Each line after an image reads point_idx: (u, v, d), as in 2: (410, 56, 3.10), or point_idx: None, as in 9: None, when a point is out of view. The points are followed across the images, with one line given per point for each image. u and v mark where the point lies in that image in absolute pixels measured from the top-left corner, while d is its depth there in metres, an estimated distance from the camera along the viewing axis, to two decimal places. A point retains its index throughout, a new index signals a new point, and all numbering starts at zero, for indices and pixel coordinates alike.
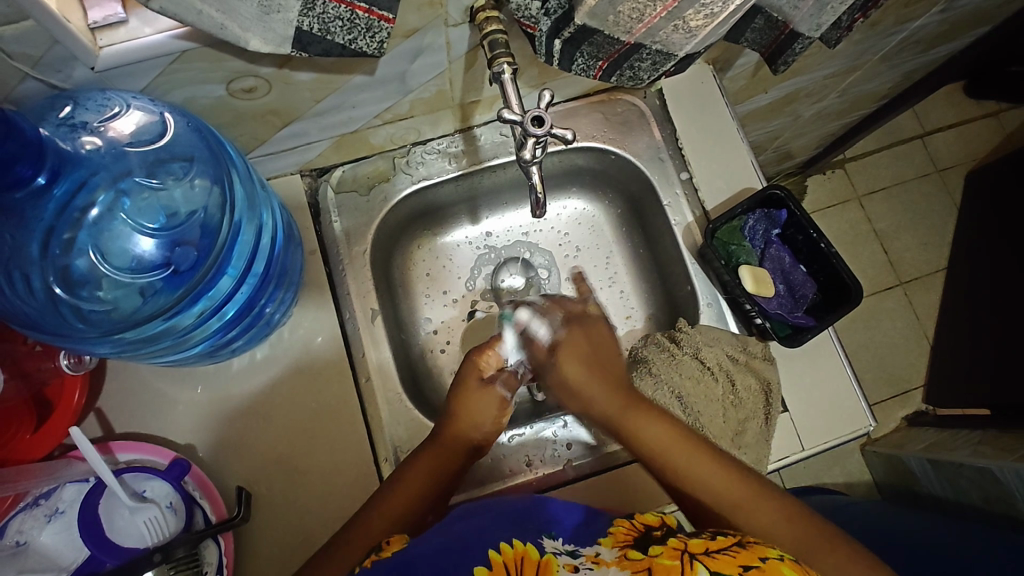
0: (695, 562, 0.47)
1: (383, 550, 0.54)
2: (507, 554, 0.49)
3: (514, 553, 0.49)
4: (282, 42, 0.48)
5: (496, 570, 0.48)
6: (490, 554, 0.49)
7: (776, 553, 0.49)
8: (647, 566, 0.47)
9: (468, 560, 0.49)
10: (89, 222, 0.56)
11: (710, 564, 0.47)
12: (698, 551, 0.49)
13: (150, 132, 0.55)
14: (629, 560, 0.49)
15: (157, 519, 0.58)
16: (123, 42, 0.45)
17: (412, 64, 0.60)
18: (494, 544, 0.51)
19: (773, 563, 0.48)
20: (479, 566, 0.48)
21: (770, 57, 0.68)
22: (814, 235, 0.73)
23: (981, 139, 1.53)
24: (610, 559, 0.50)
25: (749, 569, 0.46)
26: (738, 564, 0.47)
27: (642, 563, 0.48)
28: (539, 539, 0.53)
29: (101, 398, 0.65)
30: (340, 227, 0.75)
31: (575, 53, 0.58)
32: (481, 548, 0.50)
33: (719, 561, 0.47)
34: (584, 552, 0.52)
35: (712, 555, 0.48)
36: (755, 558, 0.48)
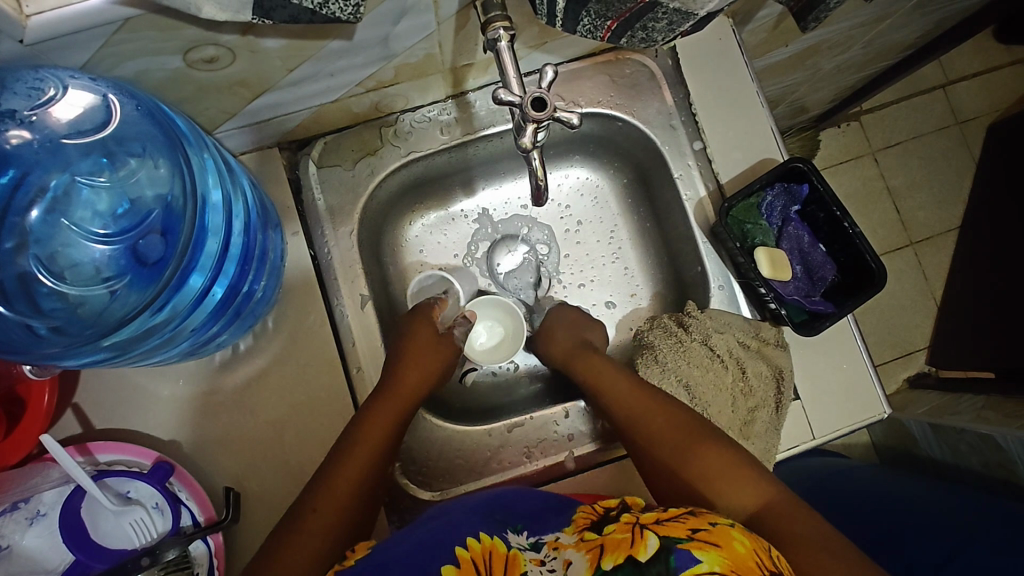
0: (645, 531, 0.45)
1: (348, 558, 0.51)
2: (474, 550, 0.47)
3: (481, 548, 0.47)
4: (240, 8, 0.41)
5: (464, 568, 0.45)
6: (456, 551, 0.47)
7: (727, 521, 0.47)
8: (600, 544, 0.45)
9: (433, 560, 0.46)
10: (35, 225, 0.51)
11: (659, 531, 0.45)
12: (649, 521, 0.47)
13: (93, 121, 0.49)
14: (585, 540, 0.47)
15: (144, 521, 0.57)
16: (53, 10, 0.38)
17: (396, 26, 0.53)
18: (461, 540, 0.48)
19: (721, 527, 0.46)
20: (444, 565, 0.45)
21: (799, 12, 0.61)
22: (836, 212, 0.67)
23: (1007, 89, 1.44)
24: (568, 544, 0.48)
25: (698, 532, 0.45)
26: (686, 529, 0.45)
27: (596, 542, 0.46)
28: (504, 532, 0.50)
29: (77, 394, 0.62)
30: (323, 204, 0.69)
31: (580, 11, 0.52)
32: (450, 544, 0.48)
33: (667, 528, 0.45)
34: (547, 540, 0.50)
35: (663, 523, 0.46)
36: (704, 523, 0.46)
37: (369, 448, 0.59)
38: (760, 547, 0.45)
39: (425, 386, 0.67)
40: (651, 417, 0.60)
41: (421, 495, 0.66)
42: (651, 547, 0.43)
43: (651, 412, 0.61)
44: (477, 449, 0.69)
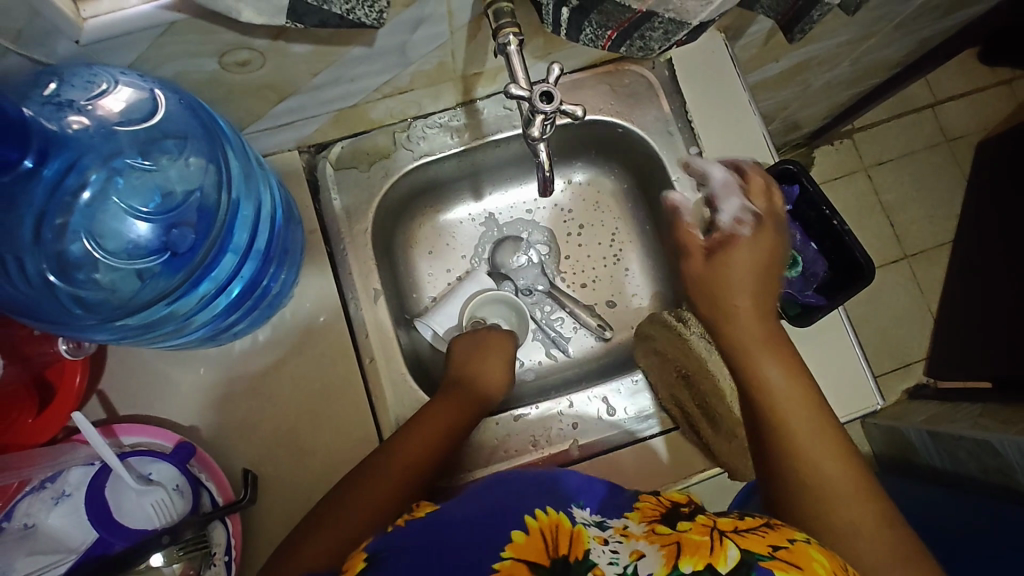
0: (725, 539, 0.46)
1: (415, 511, 0.54)
2: (542, 521, 0.48)
3: (549, 520, 0.48)
4: (276, 12, 0.45)
5: (532, 535, 0.47)
6: (525, 519, 0.48)
7: (803, 536, 0.48)
8: (676, 542, 0.46)
9: (504, 525, 0.48)
10: (81, 205, 0.54)
11: (738, 541, 0.46)
12: (728, 529, 0.48)
13: (141, 111, 0.53)
14: (657, 534, 0.48)
15: (164, 501, 0.59)
16: (108, 13, 0.43)
17: (413, 34, 0.57)
18: (529, 510, 0.50)
19: (799, 544, 0.47)
20: (516, 530, 0.47)
21: (787, 24, 0.65)
22: (826, 212, 0.72)
23: (993, 107, 1.49)
24: (638, 533, 0.49)
25: (778, 549, 0.45)
26: (767, 545, 0.46)
27: (671, 536, 0.47)
28: (569, 508, 0.51)
29: (103, 380, 0.64)
30: (340, 205, 0.73)
31: (583, 21, 0.56)
32: (519, 513, 0.49)
33: (748, 540, 0.46)
34: (612, 524, 0.50)
35: (741, 534, 0.47)
36: (783, 539, 0.47)
37: (405, 463, 0.61)
38: (835, 565, 0.45)
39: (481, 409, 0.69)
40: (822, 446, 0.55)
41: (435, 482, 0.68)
42: (731, 559, 0.44)
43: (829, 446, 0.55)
44: (484, 438, 0.71)
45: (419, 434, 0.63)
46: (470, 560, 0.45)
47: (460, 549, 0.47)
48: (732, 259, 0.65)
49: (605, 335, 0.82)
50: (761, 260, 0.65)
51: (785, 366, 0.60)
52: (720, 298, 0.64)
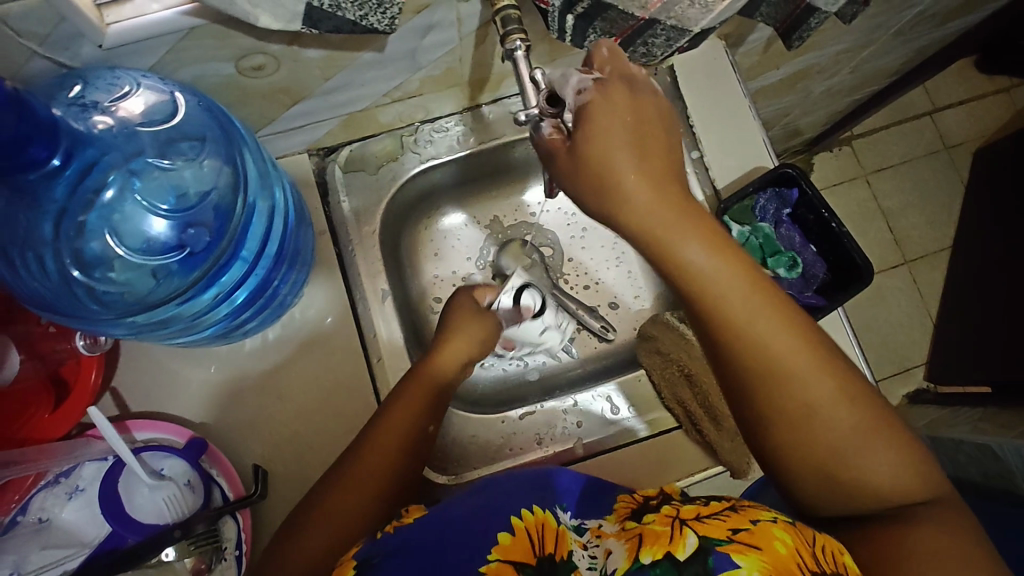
0: (684, 527, 0.45)
1: (404, 518, 0.53)
2: (528, 520, 0.50)
3: (534, 520, 0.50)
4: (292, 18, 0.47)
5: (519, 535, 0.48)
6: (512, 520, 0.50)
7: (770, 516, 0.46)
8: (639, 534, 0.47)
9: (492, 526, 0.49)
10: (101, 203, 0.55)
11: (699, 528, 0.45)
12: (689, 516, 0.47)
13: (162, 112, 0.54)
14: (626, 530, 0.49)
15: (175, 496, 0.60)
16: (130, 18, 0.45)
17: (423, 40, 0.59)
18: (516, 510, 0.51)
19: (763, 525, 0.45)
20: (501, 531, 0.49)
21: (785, 32, 0.67)
22: (825, 215, 0.74)
23: (992, 115, 1.51)
24: (611, 532, 0.50)
25: (739, 532, 0.44)
26: (727, 528, 0.44)
27: (635, 531, 0.48)
28: (555, 509, 0.53)
29: (116, 378, 0.65)
30: (349, 207, 0.75)
31: (587, 28, 0.58)
32: (505, 513, 0.51)
33: (708, 526, 0.45)
34: (589, 526, 0.53)
35: (704, 519, 0.46)
36: (745, 522, 0.45)
37: (381, 452, 0.58)
38: (804, 545, 0.43)
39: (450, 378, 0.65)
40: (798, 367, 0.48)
41: (437, 480, 0.69)
42: (690, 546, 0.43)
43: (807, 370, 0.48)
44: (490, 436, 0.72)
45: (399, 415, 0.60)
46: (464, 561, 0.47)
47: (456, 549, 0.48)
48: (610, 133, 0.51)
49: (607, 337, 0.83)
50: (652, 134, 0.53)
51: (750, 282, 0.50)
52: (612, 181, 0.51)
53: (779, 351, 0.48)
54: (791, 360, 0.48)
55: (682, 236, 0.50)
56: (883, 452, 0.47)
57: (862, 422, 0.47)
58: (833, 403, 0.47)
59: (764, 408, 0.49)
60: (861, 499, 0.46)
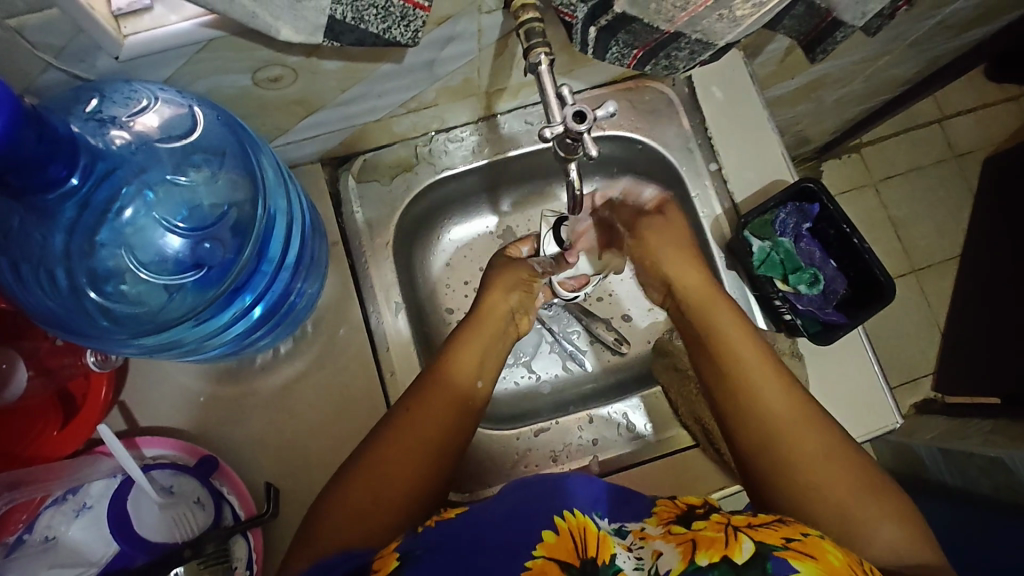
0: (740, 534, 0.45)
1: (444, 512, 0.53)
2: (569, 521, 0.48)
3: (577, 522, 0.48)
4: (314, 30, 0.46)
5: (562, 536, 0.46)
6: (555, 519, 0.48)
7: (816, 531, 0.47)
8: (692, 538, 0.46)
9: (534, 524, 0.47)
10: (114, 218, 0.53)
11: (754, 535, 0.45)
12: (742, 523, 0.47)
13: (181, 127, 0.53)
14: (673, 534, 0.48)
15: (184, 514, 0.59)
16: (149, 30, 0.43)
17: (442, 51, 0.58)
18: (555, 510, 0.49)
19: (814, 539, 0.45)
20: (545, 530, 0.47)
21: (808, 44, 0.66)
22: (847, 230, 0.72)
23: (1001, 124, 1.50)
24: (655, 535, 0.49)
25: (791, 541, 0.44)
26: (780, 537, 0.45)
27: (685, 535, 0.47)
28: (591, 513, 0.50)
29: (124, 392, 0.64)
30: (362, 217, 0.73)
31: (610, 40, 0.56)
32: (545, 514, 0.49)
33: (762, 533, 0.45)
34: (631, 528, 0.50)
35: (756, 528, 0.46)
36: (796, 532, 0.46)
37: (410, 452, 0.56)
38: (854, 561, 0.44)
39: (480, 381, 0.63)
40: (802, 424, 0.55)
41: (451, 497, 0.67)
42: (747, 551, 0.43)
43: (811, 426, 0.55)
44: (505, 452, 0.71)
45: (433, 408, 0.58)
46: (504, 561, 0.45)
47: (491, 552, 0.46)
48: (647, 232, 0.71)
49: (621, 350, 0.82)
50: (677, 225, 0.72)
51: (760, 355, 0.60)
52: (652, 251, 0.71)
53: (785, 417, 0.55)
54: (796, 424, 0.55)
55: (704, 317, 0.64)
56: (880, 510, 0.51)
57: (861, 480, 0.52)
58: (834, 464, 0.53)
59: (775, 459, 0.54)
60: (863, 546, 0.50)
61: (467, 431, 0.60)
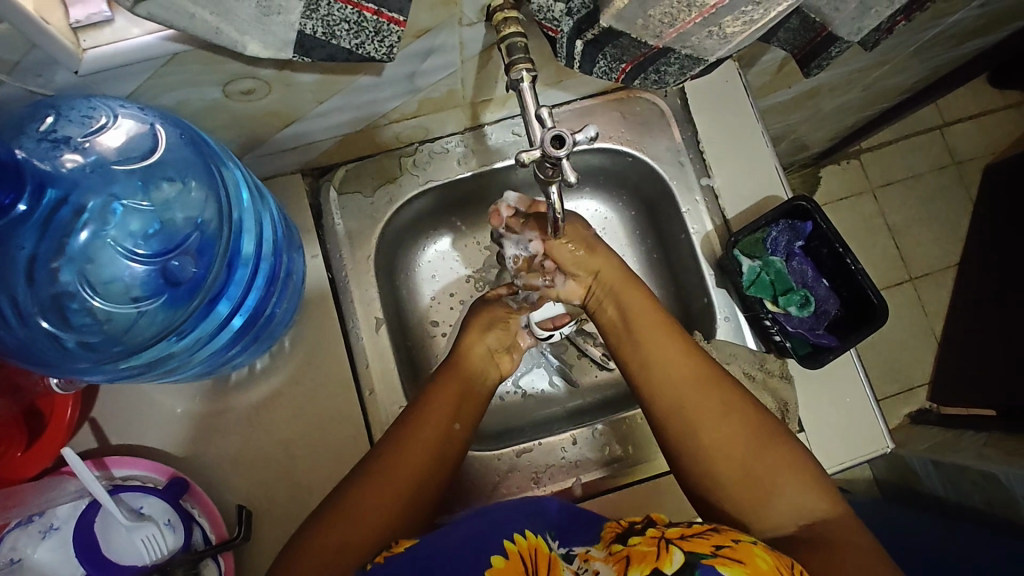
0: (671, 546, 0.45)
1: (395, 546, 0.51)
2: (521, 544, 0.48)
3: (528, 544, 0.48)
4: (283, 46, 0.44)
5: (511, 562, 0.46)
6: (505, 544, 0.48)
7: (750, 538, 0.47)
8: (626, 555, 0.45)
9: (484, 550, 0.48)
10: (73, 246, 0.52)
11: (685, 546, 0.45)
12: (675, 535, 0.47)
13: (140, 148, 0.52)
14: (613, 553, 0.47)
15: (155, 537, 0.57)
16: (108, 44, 0.41)
17: (422, 64, 0.56)
18: (508, 534, 0.49)
19: (745, 544, 0.46)
20: (495, 555, 0.47)
21: (803, 59, 0.64)
22: (839, 249, 0.71)
23: (1002, 131, 1.48)
24: (598, 556, 0.48)
25: (721, 548, 0.45)
26: (710, 545, 0.45)
27: (621, 552, 0.46)
28: (545, 534, 0.50)
29: (95, 409, 0.63)
30: (343, 229, 0.71)
31: (597, 55, 0.54)
32: (497, 539, 0.49)
33: (693, 543, 0.45)
34: (578, 551, 0.49)
35: (688, 538, 0.46)
36: (727, 539, 0.46)
37: (409, 464, 0.57)
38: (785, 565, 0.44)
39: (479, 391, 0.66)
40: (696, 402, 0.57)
41: None
42: (677, 561, 0.43)
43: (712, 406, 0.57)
44: (487, 472, 0.70)
45: (434, 417, 0.60)
46: None
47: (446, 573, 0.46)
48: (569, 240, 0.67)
49: (608, 366, 0.80)
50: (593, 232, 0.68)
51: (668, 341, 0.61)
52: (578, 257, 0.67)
53: (693, 392, 0.58)
54: (707, 399, 0.57)
55: (632, 303, 0.64)
56: (787, 472, 0.54)
57: (758, 449, 0.55)
58: (733, 437, 0.55)
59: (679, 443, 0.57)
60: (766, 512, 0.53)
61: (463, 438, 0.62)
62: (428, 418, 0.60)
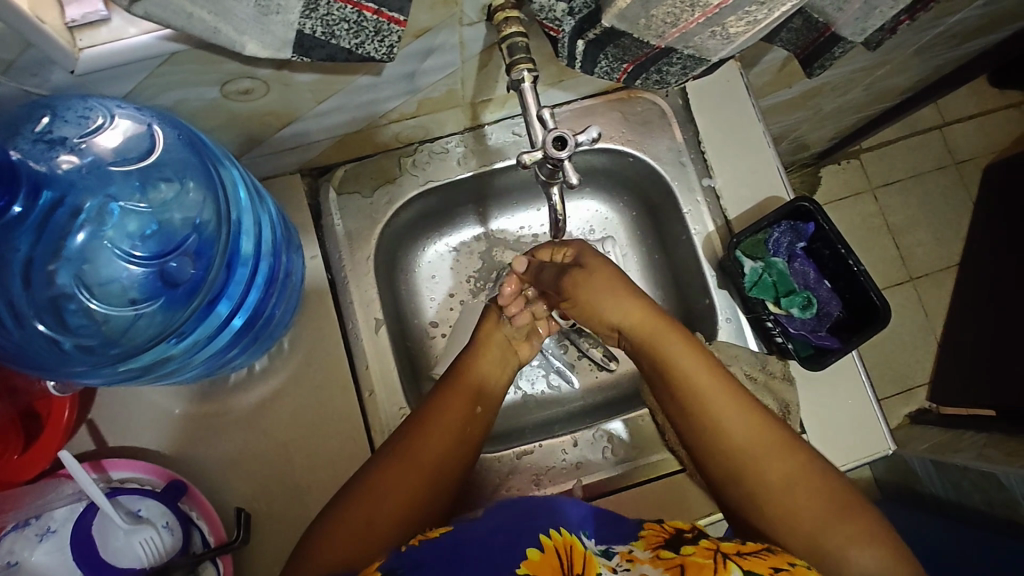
0: (728, 561, 0.44)
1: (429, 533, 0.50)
2: (556, 540, 0.46)
3: (563, 540, 0.46)
4: (281, 46, 0.43)
5: (547, 553, 0.44)
6: (540, 538, 0.46)
7: (806, 562, 0.47)
8: (681, 563, 0.44)
9: (519, 541, 0.46)
10: (70, 248, 0.52)
11: (742, 564, 0.44)
12: (730, 551, 0.46)
13: (138, 149, 0.52)
14: (662, 558, 0.46)
15: (153, 539, 0.56)
16: (105, 43, 0.41)
17: (422, 63, 0.55)
18: (544, 529, 0.47)
19: (801, 568, 0.46)
20: (531, 548, 0.44)
21: (805, 59, 0.63)
22: (842, 250, 0.70)
23: (1003, 131, 1.48)
24: (644, 557, 0.47)
25: (779, 571, 0.44)
26: (768, 566, 0.45)
27: (674, 560, 0.45)
28: (579, 534, 0.49)
29: (93, 410, 0.62)
30: (342, 229, 0.71)
31: (598, 55, 0.54)
32: (533, 531, 0.47)
33: (751, 562, 0.45)
34: (618, 550, 0.48)
35: (744, 555, 0.46)
36: (784, 562, 0.46)
37: (417, 466, 0.56)
38: None
39: (490, 403, 0.65)
40: (768, 461, 0.53)
41: None
42: None
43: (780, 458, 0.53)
44: (487, 474, 0.69)
45: (444, 418, 0.59)
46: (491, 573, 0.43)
47: (478, 562, 0.44)
48: (595, 270, 0.64)
49: (610, 367, 0.80)
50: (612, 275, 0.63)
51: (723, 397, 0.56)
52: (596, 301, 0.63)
53: (760, 453, 0.54)
54: (764, 453, 0.53)
55: (663, 347, 0.59)
56: (859, 522, 0.50)
57: (831, 497, 0.52)
58: (812, 494, 0.52)
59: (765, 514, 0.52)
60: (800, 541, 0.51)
61: (474, 440, 0.61)
62: (436, 419, 0.59)
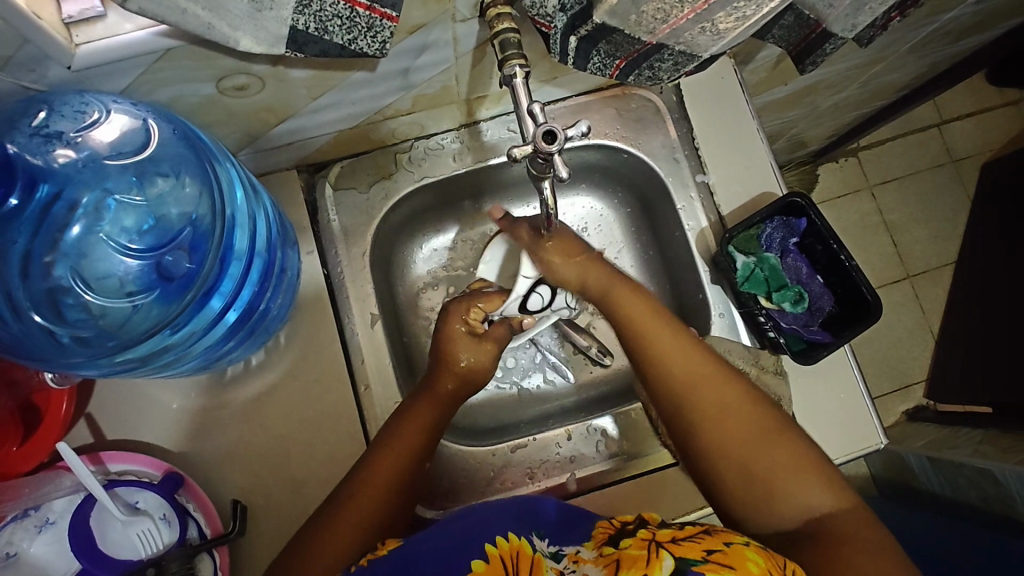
0: (661, 550, 0.44)
1: (379, 550, 0.50)
2: (502, 548, 0.47)
3: (509, 548, 0.47)
4: (275, 41, 0.44)
5: (491, 566, 0.45)
6: (485, 548, 0.47)
7: (743, 539, 0.47)
8: (616, 559, 0.44)
9: (464, 556, 0.47)
10: (67, 241, 0.53)
11: (675, 551, 0.44)
12: (665, 539, 0.46)
13: (133, 143, 0.52)
14: (603, 556, 0.46)
15: (150, 532, 0.57)
16: (101, 39, 0.41)
17: (416, 60, 0.56)
18: (490, 538, 0.48)
19: (738, 547, 0.45)
20: (476, 560, 0.46)
21: (798, 55, 0.64)
22: (834, 246, 0.71)
23: (1000, 129, 1.48)
24: (589, 557, 0.47)
25: (712, 554, 0.44)
26: (701, 550, 0.44)
27: (613, 555, 0.45)
28: (530, 536, 0.49)
29: (91, 404, 0.63)
30: (339, 225, 0.72)
31: (590, 51, 0.54)
32: (477, 544, 0.48)
33: (684, 547, 0.45)
34: (567, 551, 0.48)
35: (679, 542, 0.46)
36: (718, 543, 0.46)
37: (404, 448, 0.58)
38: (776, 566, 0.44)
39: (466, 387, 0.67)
40: (715, 403, 0.55)
41: (425, 515, 0.66)
42: (666, 567, 0.42)
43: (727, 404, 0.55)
44: (482, 468, 0.70)
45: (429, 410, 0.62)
46: None
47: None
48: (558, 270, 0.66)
49: (604, 362, 0.80)
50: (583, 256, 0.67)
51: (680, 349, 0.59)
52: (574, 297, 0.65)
53: (708, 395, 0.56)
54: (711, 395, 0.56)
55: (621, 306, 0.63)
56: (803, 482, 0.52)
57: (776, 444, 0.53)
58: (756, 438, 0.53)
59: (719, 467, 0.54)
60: (780, 517, 0.51)
61: (448, 410, 0.63)
62: (422, 405, 0.62)
